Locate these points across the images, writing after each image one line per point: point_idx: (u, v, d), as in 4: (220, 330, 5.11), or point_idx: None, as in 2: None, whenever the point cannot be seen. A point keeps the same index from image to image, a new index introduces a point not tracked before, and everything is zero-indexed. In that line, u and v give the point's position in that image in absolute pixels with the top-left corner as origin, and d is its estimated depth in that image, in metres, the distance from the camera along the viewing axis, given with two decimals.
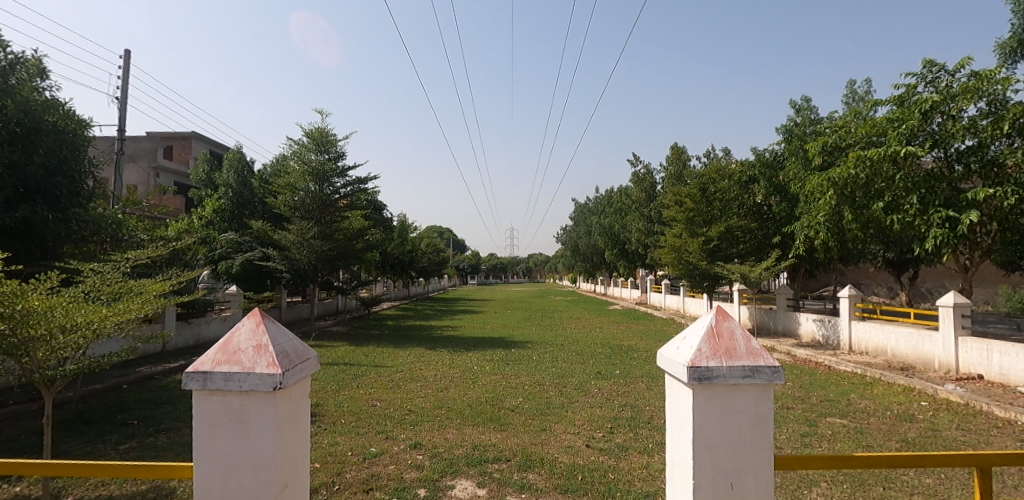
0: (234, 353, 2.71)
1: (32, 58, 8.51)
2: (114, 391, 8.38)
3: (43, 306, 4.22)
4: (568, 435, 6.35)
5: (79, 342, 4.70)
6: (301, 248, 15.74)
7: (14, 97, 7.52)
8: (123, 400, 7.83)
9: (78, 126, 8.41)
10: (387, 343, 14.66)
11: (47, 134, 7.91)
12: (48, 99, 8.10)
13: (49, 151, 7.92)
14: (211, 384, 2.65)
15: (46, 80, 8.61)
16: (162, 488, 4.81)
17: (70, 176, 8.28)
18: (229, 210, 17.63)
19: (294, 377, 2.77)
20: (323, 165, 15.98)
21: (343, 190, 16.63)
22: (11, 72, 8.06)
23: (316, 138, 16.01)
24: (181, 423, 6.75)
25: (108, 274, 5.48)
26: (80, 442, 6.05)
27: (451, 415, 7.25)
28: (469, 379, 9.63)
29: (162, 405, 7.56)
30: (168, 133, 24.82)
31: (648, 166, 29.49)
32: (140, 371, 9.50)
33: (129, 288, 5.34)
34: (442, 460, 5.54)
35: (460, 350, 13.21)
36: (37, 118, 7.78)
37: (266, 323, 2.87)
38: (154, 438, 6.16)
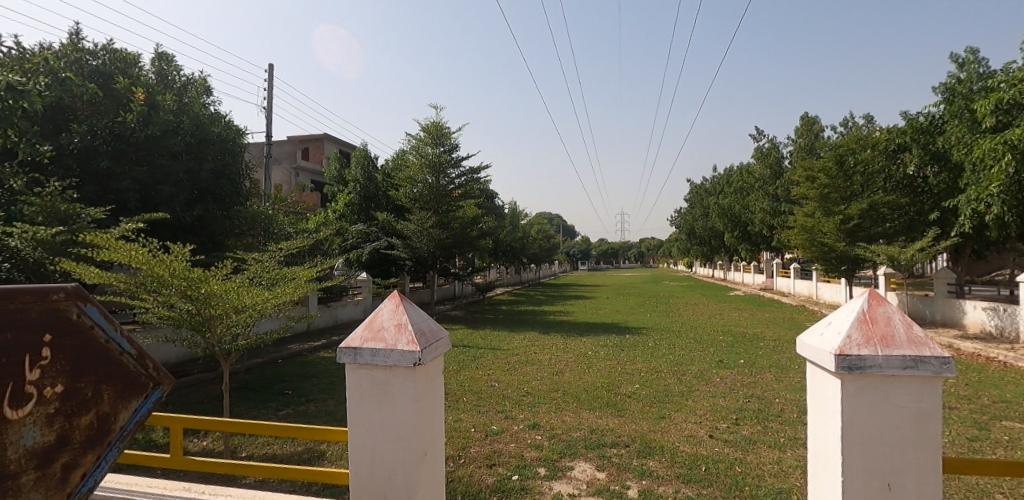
0: (378, 331, 2.96)
1: (200, 79, 9.86)
2: (271, 364, 9.47)
3: (221, 290, 4.92)
4: (689, 425, 6.18)
5: (248, 321, 5.35)
6: (421, 237, 16.59)
7: (188, 113, 8.79)
8: (277, 372, 8.83)
9: (236, 135, 9.62)
10: (502, 327, 15.21)
11: (214, 143, 9.11)
12: (213, 112, 9.34)
13: (215, 158, 9.13)
14: (360, 358, 2.91)
15: (211, 97, 9.93)
16: (314, 450, 5.39)
17: (231, 179, 9.48)
18: (357, 204, 18.78)
19: (430, 355, 2.97)
20: (438, 157, 16.75)
21: (457, 181, 17.27)
22: (185, 91, 9.40)
23: (431, 132, 16.82)
24: (326, 395, 7.49)
25: (266, 262, 6.17)
26: (248, 406, 6.95)
27: (567, 399, 7.34)
28: (584, 364, 9.67)
29: (309, 378, 8.42)
30: (305, 136, 27.34)
31: (773, 139, 27.80)
32: (289, 348, 10.60)
33: (284, 275, 6.00)
34: (561, 442, 5.65)
35: (574, 335, 13.28)
36: (206, 130, 8.97)
37: (405, 305, 3.11)
38: (305, 407, 6.91)
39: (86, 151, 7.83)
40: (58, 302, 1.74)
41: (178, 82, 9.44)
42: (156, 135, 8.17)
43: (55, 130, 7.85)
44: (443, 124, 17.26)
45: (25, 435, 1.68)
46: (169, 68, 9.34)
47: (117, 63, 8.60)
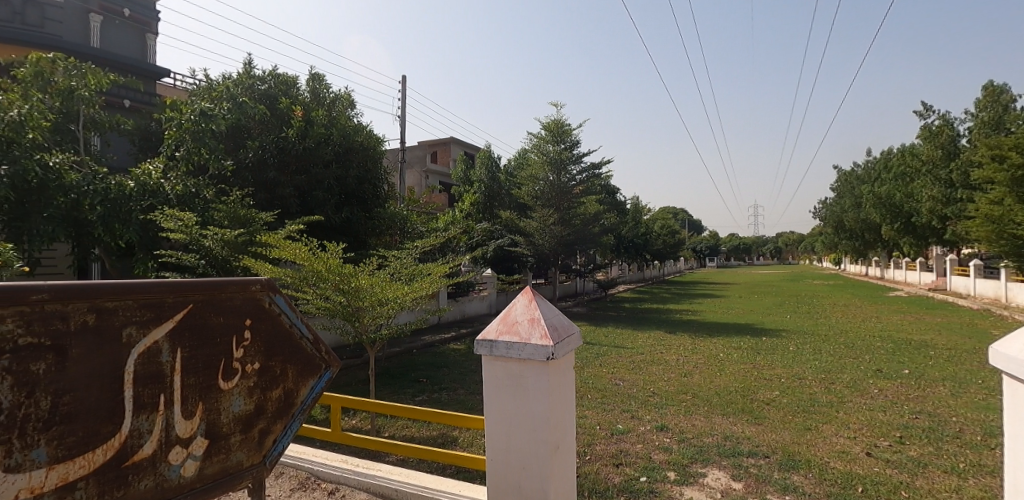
0: (513, 325, 3.07)
1: (345, 94, 10.82)
2: (407, 353, 10.18)
3: (368, 285, 5.40)
4: (841, 439, 5.64)
5: (390, 313, 5.80)
6: (543, 234, 16.73)
7: (337, 125, 9.72)
8: (413, 361, 9.47)
9: (376, 143, 10.45)
10: (626, 325, 14.94)
11: (358, 151, 9.98)
12: (357, 123, 10.23)
13: (359, 164, 9.99)
14: (496, 350, 3.04)
15: (355, 110, 10.85)
16: (447, 436, 5.71)
17: (372, 183, 10.31)
18: (482, 203, 19.49)
19: (562, 350, 3.02)
20: (560, 154, 16.84)
21: (578, 177, 17.23)
22: (333, 106, 10.39)
23: (552, 130, 16.96)
24: (457, 384, 7.89)
25: (404, 259, 6.65)
26: (389, 391, 7.55)
27: (697, 402, 7.05)
28: (716, 367, 9.21)
29: (441, 368, 8.92)
30: (435, 140, 28.82)
31: (944, 116, 24.27)
32: (423, 340, 11.30)
33: (420, 270, 6.42)
34: (691, 446, 5.45)
35: (705, 336, 12.67)
36: (352, 140, 9.87)
37: (538, 300, 3.19)
38: (438, 394, 7.34)
39: (257, 164, 9.01)
40: (256, 292, 2.04)
41: (328, 99, 10.45)
42: (311, 147, 9.17)
43: (234, 146, 9.10)
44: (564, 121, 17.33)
45: (233, 403, 1.99)
46: (321, 86, 10.39)
47: (280, 86, 9.75)
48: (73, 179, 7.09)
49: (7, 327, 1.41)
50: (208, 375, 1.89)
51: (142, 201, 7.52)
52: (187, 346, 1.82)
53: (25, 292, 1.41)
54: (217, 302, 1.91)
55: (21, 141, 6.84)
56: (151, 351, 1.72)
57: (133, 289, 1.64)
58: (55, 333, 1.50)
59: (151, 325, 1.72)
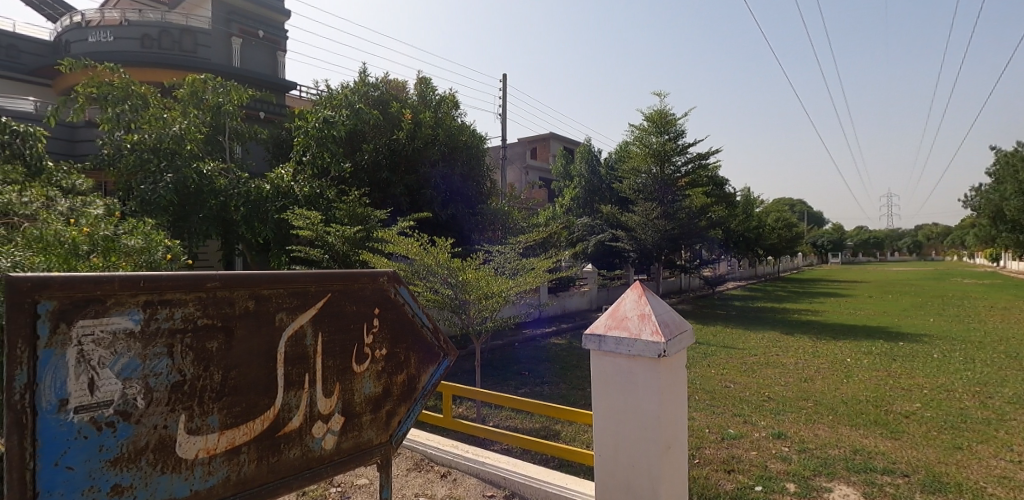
0: (622, 320, 3.05)
1: (450, 95, 11.15)
2: (509, 346, 10.40)
3: (475, 278, 5.61)
4: (998, 462, 4.99)
5: (495, 306, 5.96)
6: (645, 229, 16.26)
7: (442, 126, 10.14)
8: (515, 354, 9.65)
9: (479, 141, 10.75)
10: (737, 324, 14.18)
11: (462, 150, 10.33)
12: (461, 123, 10.57)
13: (463, 163, 10.35)
14: (605, 346, 3.04)
15: (459, 110, 11.12)
16: (550, 429, 5.77)
17: (475, 181, 10.64)
18: (582, 197, 19.33)
19: (674, 347, 2.94)
20: (663, 146, 16.27)
21: (683, 169, 16.56)
22: (439, 107, 10.72)
23: (655, 121, 16.43)
24: (559, 378, 7.95)
25: (508, 254, 6.79)
26: (493, 382, 7.77)
27: (820, 410, 6.55)
28: (841, 373, 8.49)
29: (543, 362, 9.02)
30: (534, 136, 28.80)
31: None
32: (524, 333, 11.48)
33: (524, 265, 6.53)
34: (814, 458, 5.08)
35: (828, 338, 11.71)
36: (456, 139, 10.23)
37: (648, 296, 3.14)
38: (540, 388, 7.43)
39: (372, 166, 9.65)
40: (384, 284, 2.20)
41: (434, 100, 10.83)
42: (420, 147, 9.69)
43: (351, 150, 9.78)
44: (668, 110, 16.72)
45: (364, 385, 2.16)
46: (428, 89, 10.85)
47: (391, 91, 10.29)
48: (221, 184, 8.14)
49: (188, 310, 1.64)
50: (344, 358, 2.08)
51: (276, 202, 8.35)
52: (327, 331, 2.01)
53: (202, 280, 1.63)
54: (350, 292, 2.09)
55: (182, 152, 8.01)
56: (298, 334, 1.92)
57: (284, 279, 1.85)
58: (225, 316, 1.72)
59: (297, 311, 1.92)
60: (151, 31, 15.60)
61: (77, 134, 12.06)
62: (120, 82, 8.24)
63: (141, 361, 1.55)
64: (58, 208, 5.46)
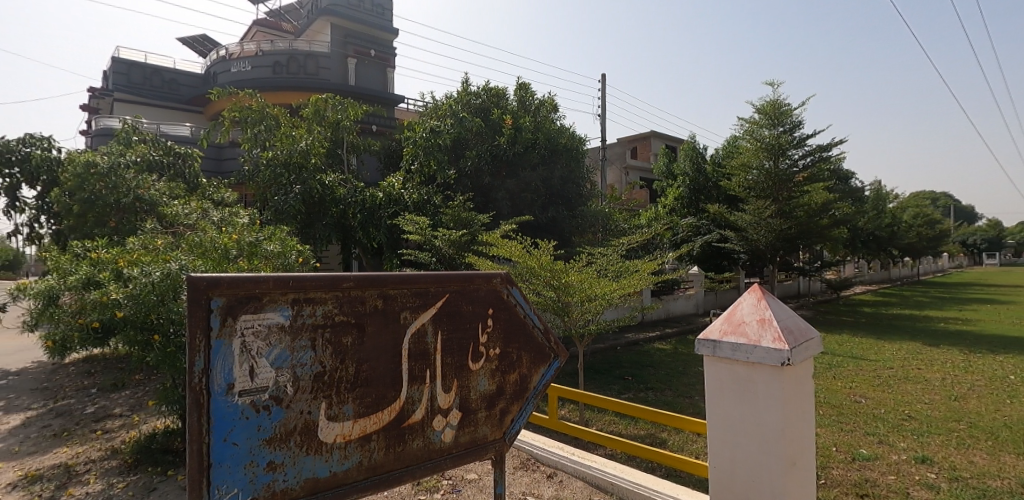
0: (739, 325, 2.92)
1: (549, 99, 11.24)
2: (611, 349, 10.25)
3: (577, 280, 5.61)
4: None
5: (598, 309, 5.89)
6: (758, 229, 15.26)
7: (542, 130, 10.21)
8: (618, 358, 9.50)
9: (579, 143, 10.70)
10: (867, 333, 12.91)
11: (562, 153, 10.35)
12: (561, 126, 10.59)
13: (564, 166, 10.37)
14: (720, 352, 2.93)
15: (558, 113, 11.22)
16: (656, 437, 5.60)
17: (576, 183, 10.61)
18: (687, 197, 18.13)
19: (799, 355, 2.76)
20: (777, 139, 15.12)
21: (801, 162, 15.45)
22: (539, 111, 10.87)
23: (767, 112, 15.43)
24: (664, 385, 7.70)
25: (611, 256, 6.70)
26: (595, 385, 7.70)
27: (974, 434, 5.80)
28: (1000, 392, 7.45)
29: (648, 367, 8.79)
30: (634, 136, 28.14)
31: None
32: (627, 337, 11.26)
33: (627, 267, 6.42)
34: (968, 488, 4.52)
35: (982, 352, 10.33)
36: (556, 143, 10.26)
37: (768, 300, 2.98)
38: (645, 394, 7.25)
39: (475, 172, 9.96)
40: (497, 285, 2.28)
41: (533, 105, 10.98)
42: (520, 151, 9.86)
43: (455, 157, 10.14)
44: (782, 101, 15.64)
45: (479, 382, 2.25)
46: (527, 94, 10.96)
47: (492, 99, 10.55)
48: (341, 193, 8.83)
49: (328, 308, 1.81)
50: (461, 356, 2.18)
51: (388, 209, 8.88)
52: (445, 330, 2.13)
53: (338, 280, 1.79)
54: (467, 293, 2.19)
55: (308, 165, 8.76)
56: (420, 332, 2.05)
57: (408, 280, 1.99)
58: (357, 313, 1.88)
59: (419, 310, 2.05)
60: (280, 58, 17.36)
61: (222, 153, 13.61)
62: (258, 105, 9.20)
63: (290, 352, 1.73)
64: (210, 218, 6.20)
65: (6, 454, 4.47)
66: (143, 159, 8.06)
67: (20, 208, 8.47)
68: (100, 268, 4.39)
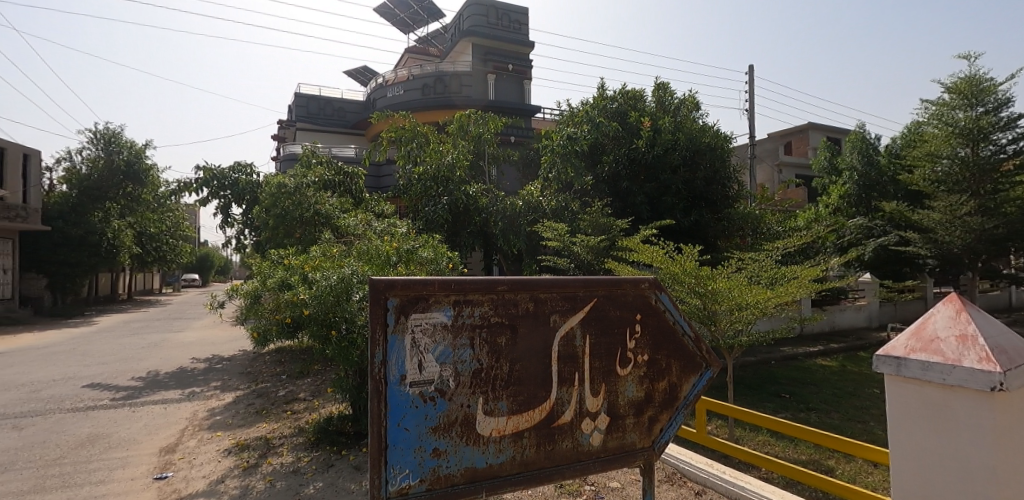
0: (931, 342, 2.58)
1: (690, 97, 10.80)
2: (765, 364, 9.49)
3: (725, 287, 5.28)
4: None
5: (750, 318, 5.52)
6: (951, 229, 12.95)
7: (683, 130, 9.78)
8: (774, 373, 8.77)
9: (724, 141, 10.09)
10: None
11: (706, 152, 9.80)
12: (704, 125, 10.08)
13: (709, 166, 9.84)
14: (906, 371, 2.61)
15: (699, 111, 10.73)
16: (821, 464, 5.07)
17: (722, 183, 10.00)
18: (855, 194, 16.31)
19: (1015, 379, 2.36)
20: (977, 121, 12.88)
21: (1010, 148, 13.01)
22: (679, 111, 10.53)
23: (962, 91, 13.15)
24: (830, 406, 6.96)
25: (762, 262, 6.24)
26: (748, 401, 7.19)
27: None
28: None
29: (809, 385, 8.01)
30: (788, 129, 25.86)
31: None
32: (784, 351, 10.35)
33: (783, 274, 5.94)
34: None
35: None
36: (699, 141, 9.72)
37: (970, 312, 2.60)
38: (806, 414, 6.61)
39: (613, 177, 9.88)
40: (645, 290, 2.26)
41: (672, 105, 10.66)
42: (660, 154, 9.53)
43: (592, 163, 10.15)
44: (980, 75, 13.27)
45: (627, 388, 2.25)
46: (666, 94, 10.67)
47: (629, 102, 10.43)
48: (483, 203, 9.30)
49: (484, 310, 1.94)
50: (609, 360, 2.20)
51: (527, 217, 9.12)
52: (593, 333, 2.17)
53: (493, 284, 1.93)
54: (614, 297, 2.21)
55: (453, 178, 9.36)
56: (569, 335, 2.11)
57: (557, 283, 2.06)
58: (511, 315, 1.99)
59: (568, 313, 2.11)
60: (428, 81, 18.57)
61: (381, 170, 15.05)
62: (409, 124, 10.01)
63: (452, 349, 1.89)
64: (373, 228, 6.92)
65: (223, 425, 5.38)
66: (320, 178, 9.22)
67: (230, 223, 10.09)
68: (291, 272, 5.14)
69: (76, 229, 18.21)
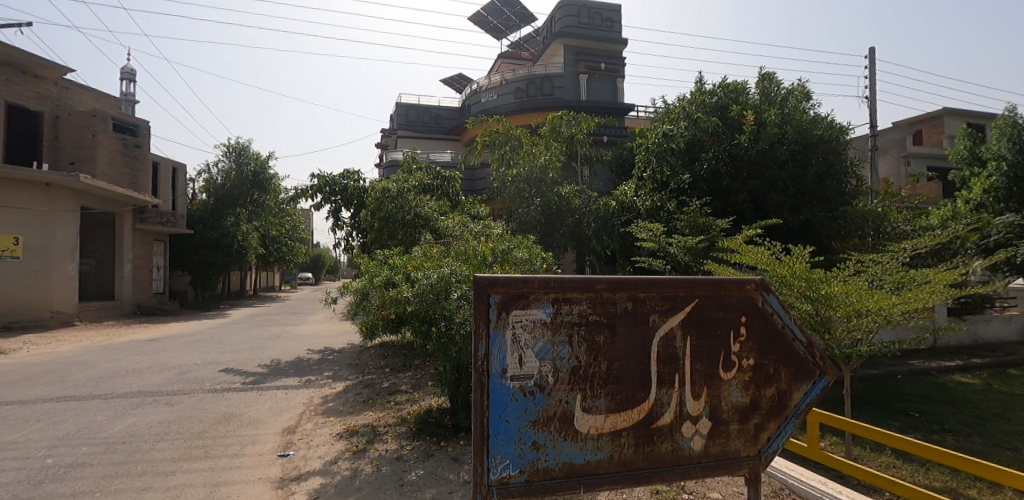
0: None
1: (800, 86, 10.12)
2: (890, 378, 8.66)
3: (842, 292, 4.88)
4: None
5: (871, 327, 5.10)
6: None
7: (792, 122, 9.20)
8: (900, 389, 7.97)
9: (839, 132, 9.36)
10: None
11: (818, 146, 9.17)
12: (815, 116, 9.42)
13: (821, 160, 9.18)
14: None
15: (811, 101, 10.04)
16: (959, 493, 4.54)
17: (836, 179, 9.29)
18: (1004, 189, 13.58)
19: None
20: None
21: None
22: (786, 103, 9.92)
23: None
24: (970, 429, 6.22)
25: (886, 264, 5.71)
26: (868, 418, 6.60)
27: None
28: None
29: (944, 404, 7.21)
30: (917, 117, 23.35)
31: None
32: (913, 365, 9.38)
33: (911, 278, 5.41)
34: None
35: None
36: (809, 135, 9.13)
37: None
38: (941, 437, 5.95)
39: (713, 175, 9.47)
40: (751, 291, 2.17)
41: (779, 96, 10.07)
42: (765, 149, 8.99)
43: (690, 160, 9.81)
44: None
45: (731, 393, 2.18)
46: (772, 85, 10.10)
47: (731, 95, 9.98)
48: (576, 203, 9.29)
49: (582, 308, 1.96)
50: (712, 363, 2.14)
51: (621, 217, 8.92)
52: (695, 335, 2.12)
53: (592, 282, 1.95)
54: (718, 299, 2.14)
55: (547, 179, 9.39)
56: (669, 336, 2.08)
57: (657, 283, 2.04)
58: (610, 314, 2.00)
59: (669, 314, 2.08)
60: (522, 85, 18.90)
61: (476, 174, 15.48)
62: (503, 128, 10.22)
63: (551, 346, 1.93)
64: (470, 230, 7.13)
65: (335, 411, 5.79)
66: (420, 183, 9.65)
67: (340, 225, 10.81)
68: (395, 271, 5.43)
69: (213, 232, 20.37)
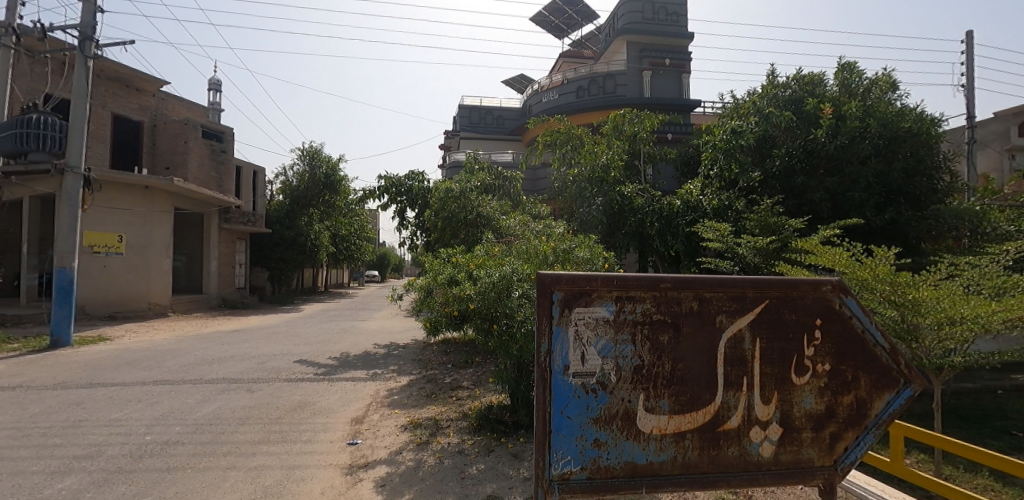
0: None
1: (884, 76, 9.50)
2: (988, 393, 7.96)
3: (932, 298, 4.54)
4: None
5: (965, 336, 4.74)
6: None
7: (874, 114, 8.66)
8: (1000, 406, 7.32)
9: (931, 125, 8.70)
10: None
11: (905, 140, 8.57)
12: (901, 107, 8.82)
13: (909, 155, 8.59)
14: None
15: (897, 92, 9.40)
16: None
17: (927, 175, 8.66)
18: None
19: None
20: None
21: None
22: (869, 94, 9.36)
23: None
24: None
25: (984, 268, 5.27)
26: (962, 436, 6.11)
27: None
28: None
29: None
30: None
31: None
32: (1016, 379, 8.58)
33: (1012, 283, 4.97)
34: None
35: None
36: (895, 128, 8.55)
37: None
38: None
39: (786, 171, 9.05)
40: (827, 293, 2.07)
41: (862, 87, 9.51)
42: (845, 144, 8.50)
43: (761, 157, 9.44)
44: None
45: (804, 399, 2.09)
46: (852, 76, 9.58)
47: (806, 88, 9.53)
48: (639, 203, 9.07)
49: (646, 307, 1.94)
50: (783, 367, 2.06)
51: (686, 216, 8.69)
52: (765, 337, 2.05)
53: (657, 281, 1.92)
54: (790, 300, 2.06)
55: (609, 179, 9.30)
56: (736, 338, 2.02)
57: (725, 283, 1.98)
58: (674, 313, 1.97)
59: (737, 315, 2.02)
60: (585, 83, 18.80)
61: (537, 174, 15.53)
62: (564, 128, 10.19)
63: (614, 344, 1.93)
64: (532, 229, 7.17)
65: (400, 404, 5.97)
66: (483, 183, 9.78)
67: (404, 225, 11.14)
68: (458, 269, 5.54)
69: (289, 231, 21.49)
